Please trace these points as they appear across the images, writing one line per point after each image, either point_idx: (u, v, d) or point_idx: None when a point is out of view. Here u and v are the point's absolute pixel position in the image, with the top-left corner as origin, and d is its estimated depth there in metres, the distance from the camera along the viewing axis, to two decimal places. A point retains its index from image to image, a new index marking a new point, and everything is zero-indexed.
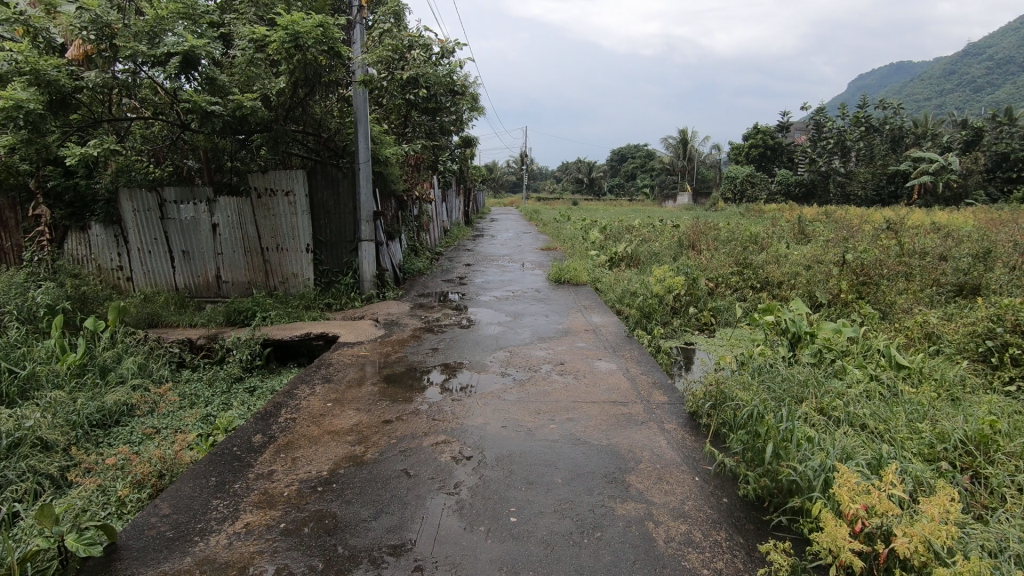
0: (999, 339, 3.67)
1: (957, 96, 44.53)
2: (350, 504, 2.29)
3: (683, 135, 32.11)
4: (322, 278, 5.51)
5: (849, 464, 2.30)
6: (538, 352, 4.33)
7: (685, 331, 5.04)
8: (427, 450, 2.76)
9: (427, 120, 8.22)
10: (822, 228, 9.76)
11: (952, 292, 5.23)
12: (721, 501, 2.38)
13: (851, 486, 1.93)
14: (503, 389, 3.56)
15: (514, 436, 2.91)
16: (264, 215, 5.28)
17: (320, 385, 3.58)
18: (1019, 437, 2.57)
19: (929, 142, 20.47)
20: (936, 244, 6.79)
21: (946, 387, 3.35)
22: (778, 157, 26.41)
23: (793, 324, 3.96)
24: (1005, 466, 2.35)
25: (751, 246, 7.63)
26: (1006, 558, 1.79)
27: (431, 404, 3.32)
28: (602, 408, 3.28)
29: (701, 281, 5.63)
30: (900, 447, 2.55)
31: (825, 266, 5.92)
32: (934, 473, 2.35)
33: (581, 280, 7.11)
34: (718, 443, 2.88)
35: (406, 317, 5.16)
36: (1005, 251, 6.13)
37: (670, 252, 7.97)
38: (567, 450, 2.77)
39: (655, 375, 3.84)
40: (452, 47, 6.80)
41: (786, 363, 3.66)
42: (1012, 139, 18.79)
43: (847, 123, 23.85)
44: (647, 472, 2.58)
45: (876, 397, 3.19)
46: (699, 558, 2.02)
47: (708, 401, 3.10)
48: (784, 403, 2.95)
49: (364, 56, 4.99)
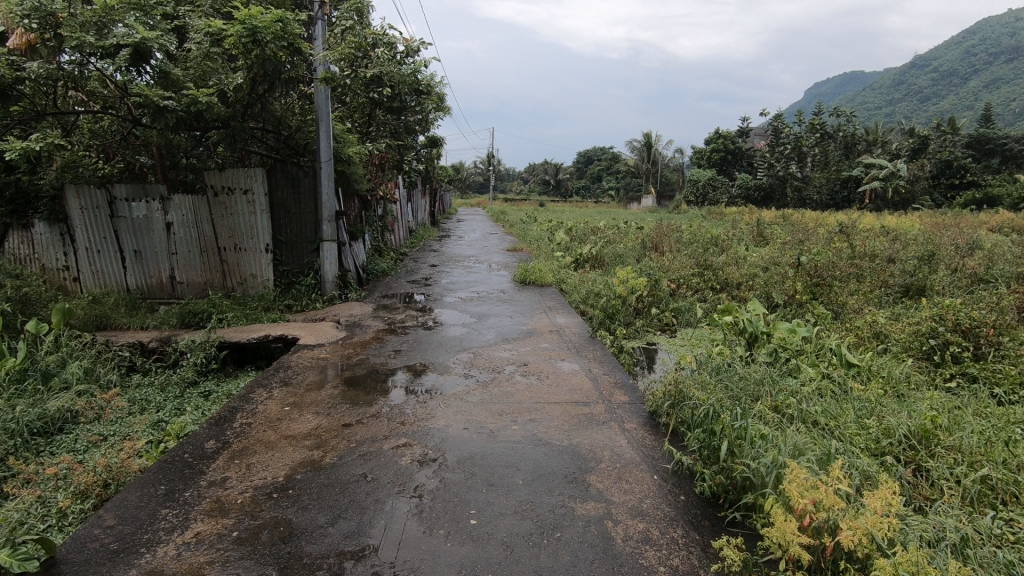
0: (941, 338, 3.88)
1: (906, 107, 46.82)
2: (306, 510, 2.24)
3: (647, 139, 32.69)
4: (282, 279, 5.41)
5: (800, 460, 2.37)
6: (501, 352, 4.35)
7: (647, 331, 5.12)
8: (388, 453, 2.72)
9: (392, 120, 8.22)
10: (778, 231, 10.06)
11: (900, 292, 5.48)
12: (679, 499, 2.43)
13: (801, 482, 1.99)
14: (466, 390, 3.55)
15: (476, 437, 2.91)
16: (221, 214, 5.14)
17: (278, 388, 3.50)
18: (958, 431, 2.72)
19: (879, 148, 21.37)
20: (883, 246, 7.09)
21: (892, 384, 3.51)
22: (738, 161, 27.18)
23: (750, 324, 4.08)
24: (945, 459, 2.48)
25: (712, 248, 7.81)
26: (944, 548, 1.87)
27: (393, 407, 3.28)
28: (564, 409, 3.31)
29: (663, 282, 5.74)
30: (849, 442, 2.65)
31: (781, 267, 6.13)
32: (879, 467, 2.44)
33: (546, 280, 7.17)
34: (676, 442, 2.93)
35: (369, 318, 5.10)
36: (948, 254, 6.46)
37: (634, 253, 8.12)
38: (528, 451, 2.77)
39: (617, 376, 3.88)
40: (417, 47, 6.77)
41: (743, 362, 3.78)
42: (955, 148, 19.79)
43: (803, 130, 24.66)
44: (608, 472, 2.61)
45: (828, 394, 3.30)
46: (657, 556, 2.05)
47: (667, 400, 3.16)
48: (741, 402, 3.02)
49: (326, 52, 4.99)
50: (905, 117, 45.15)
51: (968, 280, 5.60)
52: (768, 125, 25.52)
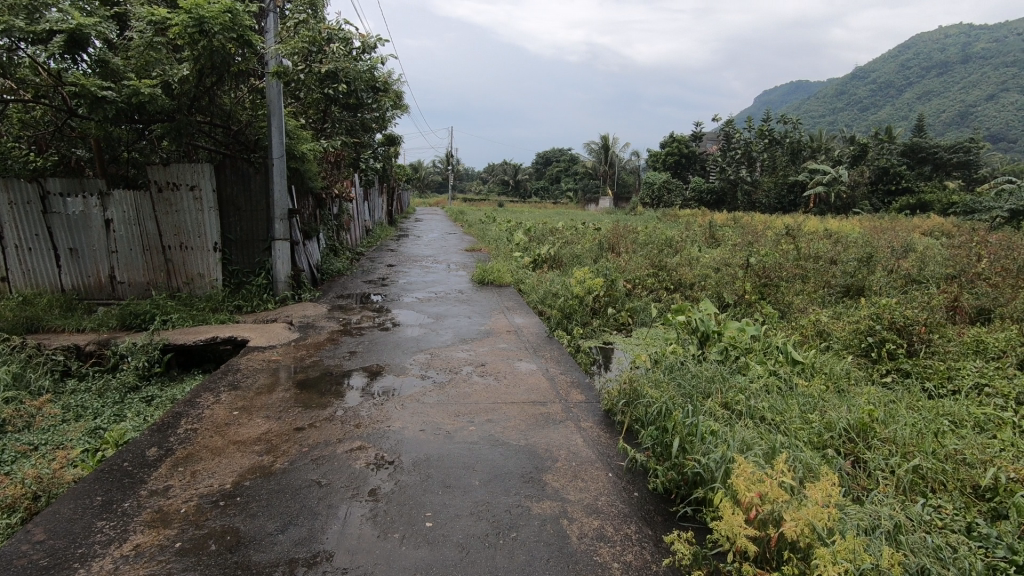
0: (878, 336, 4.09)
1: (847, 116, 49.22)
2: (255, 517, 2.17)
3: (604, 142, 33.18)
4: (231, 279, 5.23)
5: (747, 454, 2.45)
6: (459, 353, 4.33)
7: (603, 331, 5.19)
8: (341, 457, 2.67)
9: (348, 117, 8.06)
10: (729, 233, 10.38)
11: (842, 292, 5.75)
12: (632, 495, 2.48)
13: (748, 476, 2.08)
14: (423, 392, 3.52)
15: (432, 439, 2.88)
16: (165, 211, 4.93)
17: (226, 392, 3.37)
18: (892, 424, 2.88)
19: (823, 155, 22.37)
20: (826, 248, 7.42)
21: (833, 380, 3.68)
22: (691, 165, 27.92)
23: (702, 324, 4.19)
24: (880, 451, 2.62)
25: (666, 250, 8.00)
26: (879, 535, 1.97)
27: (348, 409, 3.22)
28: (522, 409, 3.32)
29: (619, 283, 5.84)
30: (793, 436, 2.76)
31: (731, 268, 6.33)
32: (821, 459, 2.55)
33: (504, 280, 7.19)
34: (630, 439, 2.99)
35: (324, 319, 4.99)
36: (885, 256, 6.82)
37: (591, 254, 8.22)
38: (485, 452, 2.77)
39: (573, 375, 3.92)
40: (374, 43, 6.68)
41: (695, 360, 3.89)
42: (891, 155, 20.90)
43: (752, 136, 25.55)
44: (564, 471, 2.63)
45: (774, 390, 3.44)
46: (610, 552, 2.08)
47: (622, 398, 3.22)
48: (693, 399, 3.11)
49: (279, 46, 4.84)
50: (847, 125, 47.45)
51: (902, 281, 5.93)
52: (720, 130, 26.33)
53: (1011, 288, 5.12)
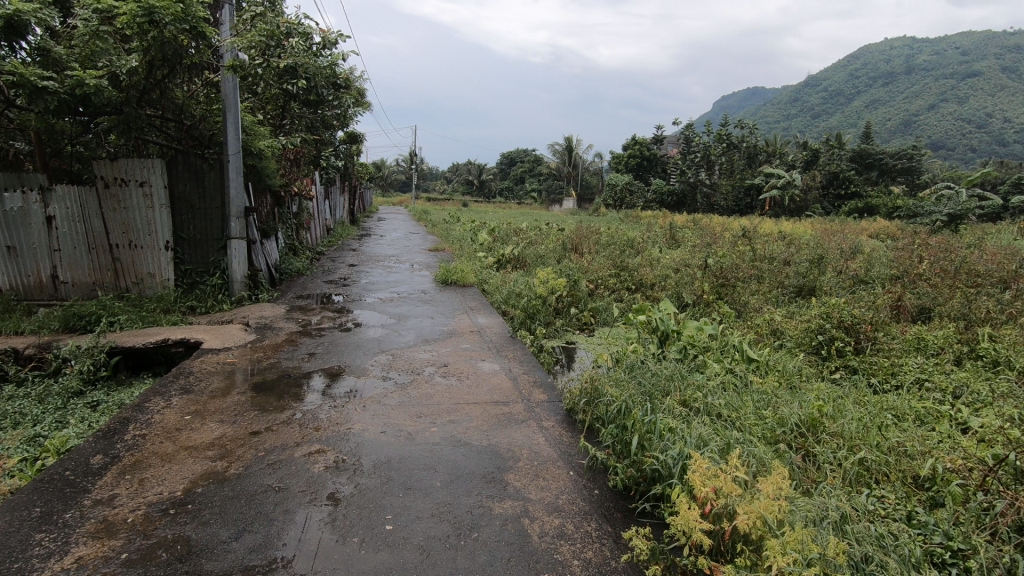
0: (828, 334, 4.25)
1: (800, 123, 51.07)
2: (207, 525, 2.10)
3: (568, 143, 33.46)
4: (184, 278, 5.06)
5: (704, 451, 2.51)
6: (421, 354, 4.29)
7: (566, 331, 5.23)
8: (299, 461, 2.61)
9: (308, 113, 7.89)
10: (689, 235, 10.64)
11: (795, 292, 5.96)
12: (592, 493, 2.51)
13: (703, 471, 2.12)
14: (384, 393, 3.47)
15: (393, 441, 2.85)
16: (113, 208, 4.73)
17: (178, 396, 3.25)
18: (840, 419, 3.00)
19: (777, 159, 23.15)
20: (781, 250, 7.68)
21: (786, 377, 3.81)
22: (653, 167, 28.46)
23: (662, 323, 4.28)
24: (829, 445, 2.73)
25: (628, 250, 8.13)
26: (826, 526, 2.05)
27: (306, 412, 3.15)
28: (484, 409, 3.32)
29: (582, 283, 5.90)
30: (748, 432, 2.85)
31: (690, 268, 6.49)
32: (773, 454, 2.64)
33: (468, 280, 7.17)
34: (591, 437, 3.03)
35: (282, 320, 4.87)
36: (835, 258, 7.10)
37: (554, 254, 8.28)
38: (447, 453, 2.75)
39: (536, 375, 3.94)
40: (336, 39, 6.57)
41: (655, 359, 3.97)
42: (841, 161, 21.79)
43: (711, 140, 26.23)
44: (525, 470, 2.64)
45: (730, 387, 3.54)
46: (570, 550, 2.11)
47: (583, 397, 3.26)
48: (652, 397, 3.17)
49: (234, 39, 4.70)
50: (800, 132, 49.22)
51: (850, 281, 6.19)
52: (679, 134, 26.92)
53: (949, 288, 5.41)
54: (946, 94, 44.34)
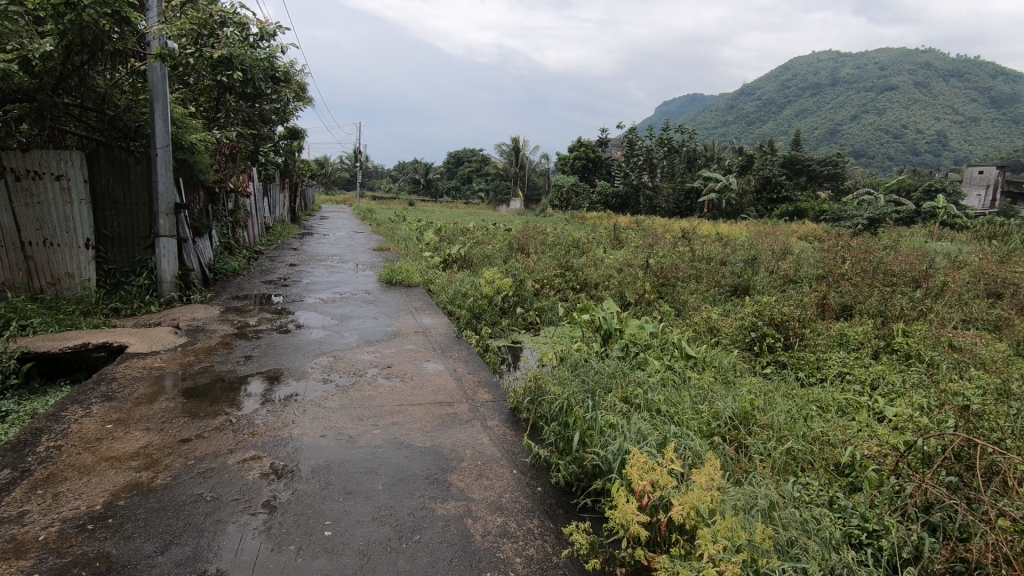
0: (760, 332, 4.48)
1: (737, 129, 53.33)
2: (130, 539, 1.98)
3: (515, 144, 33.68)
4: (106, 279, 4.75)
5: (642, 445, 2.58)
6: (364, 355, 4.21)
7: (512, 330, 5.26)
8: (233, 468, 2.50)
9: (245, 107, 7.59)
10: (632, 236, 10.91)
11: (730, 291, 6.22)
12: (536, 490, 2.54)
13: (640, 465, 2.18)
14: (325, 396, 3.38)
15: (333, 445, 2.78)
16: (25, 202, 4.38)
17: (99, 404, 3.05)
18: (770, 411, 3.16)
19: (715, 164, 24.11)
20: (717, 250, 8.00)
21: (721, 372, 3.98)
22: (598, 169, 29.01)
23: (605, 322, 4.40)
24: (759, 437, 2.86)
25: (573, 251, 8.27)
26: (755, 513, 2.15)
27: (241, 418, 3.02)
28: (428, 410, 3.29)
29: (528, 283, 5.95)
30: (685, 426, 2.96)
31: (633, 268, 6.66)
32: (708, 446, 2.75)
33: (413, 281, 7.08)
34: (535, 436, 3.06)
35: (216, 322, 4.65)
36: (767, 258, 7.47)
37: (500, 254, 8.31)
38: (389, 455, 2.71)
39: (480, 374, 3.95)
40: (273, 31, 6.35)
41: (598, 357, 4.06)
42: (773, 166, 22.91)
43: (653, 143, 27.00)
44: (469, 470, 2.64)
45: (669, 383, 3.65)
46: (513, 548, 2.12)
47: (527, 396, 3.29)
48: (595, 395, 3.23)
49: (162, 26, 4.45)
50: (736, 138, 51.48)
51: (781, 281, 6.52)
52: (624, 137, 27.56)
53: (868, 287, 5.80)
54: (867, 105, 47.46)
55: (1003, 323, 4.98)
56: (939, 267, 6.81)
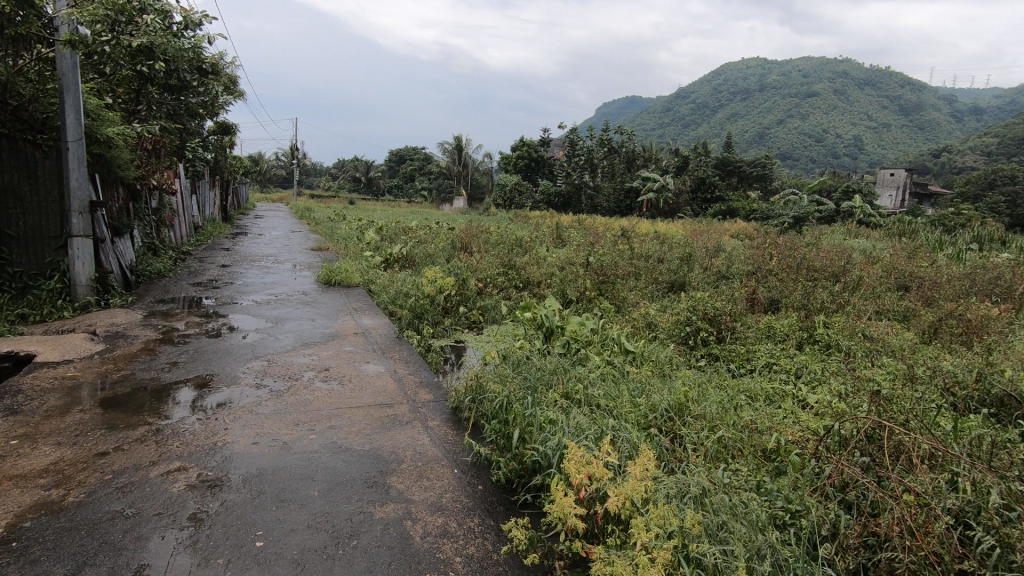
0: (694, 326, 4.67)
1: (673, 131, 55.26)
2: (37, 564, 1.84)
3: (458, 143, 33.54)
4: (12, 283, 4.37)
5: (581, 439, 2.63)
6: (300, 358, 4.07)
7: (455, 330, 5.23)
8: (156, 481, 2.36)
9: (170, 100, 7.18)
10: (574, 234, 11.09)
11: (667, 287, 6.44)
12: (476, 489, 2.53)
13: (577, 458, 2.21)
14: (257, 402, 3.25)
15: (266, 452, 2.67)
16: None
17: (1, 419, 2.81)
18: (703, 402, 3.30)
19: (653, 165, 24.87)
20: (655, 248, 8.26)
21: (658, 365, 4.11)
22: (540, 169, 29.32)
23: (547, 319, 4.47)
24: (693, 427, 2.98)
25: (516, 250, 8.31)
26: (688, 501, 2.23)
27: (165, 427, 2.86)
28: (367, 412, 3.22)
29: (470, 282, 5.93)
30: (624, 419, 3.03)
31: (574, 266, 6.76)
32: (644, 437, 2.83)
33: (353, 281, 6.92)
34: (476, 434, 3.06)
35: (138, 327, 4.38)
36: (701, 255, 7.78)
37: (443, 253, 8.25)
38: (326, 460, 2.64)
39: (421, 375, 3.90)
40: (199, 20, 6.04)
41: (540, 354, 4.10)
42: (707, 167, 23.88)
43: (594, 144, 27.55)
44: (408, 471, 2.60)
45: (609, 377, 3.74)
46: (453, 547, 2.11)
47: (468, 395, 3.29)
48: (536, 392, 3.26)
49: (72, 10, 4.15)
50: (672, 139, 53.28)
51: (715, 277, 6.80)
52: (565, 137, 27.99)
53: (792, 282, 6.14)
54: (792, 111, 50.24)
55: (910, 313, 5.39)
56: (855, 263, 7.28)
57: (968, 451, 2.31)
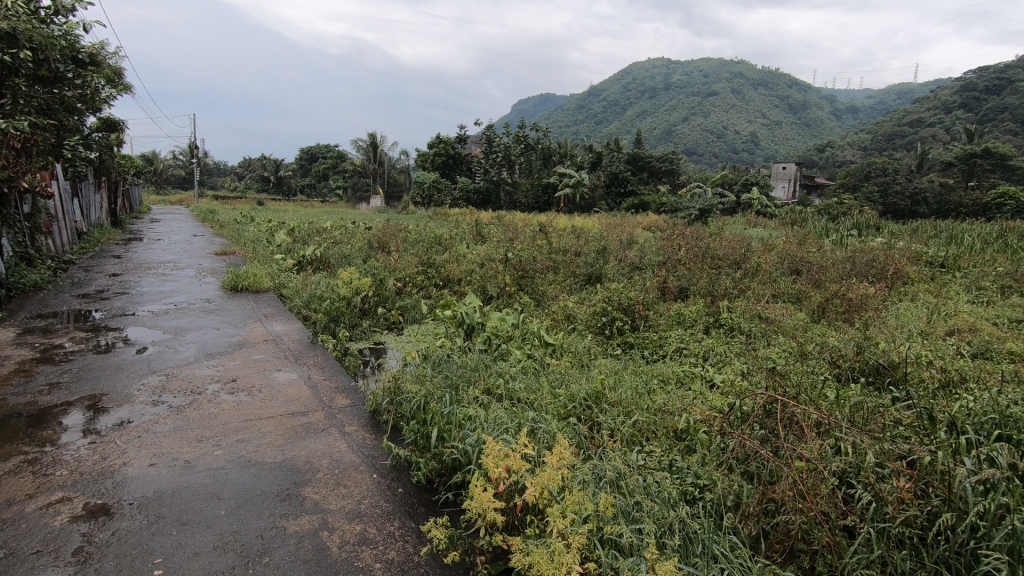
0: (610, 316, 4.83)
1: (587, 128, 56.83)
2: None
3: (372, 140, 32.64)
4: None
5: (500, 433, 2.64)
6: (203, 370, 3.80)
7: (373, 331, 5.10)
8: (34, 515, 2.13)
9: (41, 93, 6.49)
10: (494, 230, 11.13)
11: (584, 280, 6.62)
12: (397, 492, 2.48)
13: (496, 452, 2.21)
14: (155, 420, 3.00)
15: (165, 473, 2.48)
16: None
17: None
18: (619, 389, 3.42)
19: (568, 161, 25.44)
20: (572, 242, 8.46)
21: (577, 356, 4.21)
22: (458, 166, 29.19)
23: (467, 317, 4.46)
24: (609, 413, 3.08)
25: (435, 248, 8.21)
26: (604, 484, 2.30)
27: (45, 455, 2.58)
28: (279, 422, 3.06)
29: (388, 282, 5.80)
30: (543, 410, 3.09)
31: (493, 263, 6.79)
32: (564, 427, 2.89)
33: (263, 285, 6.56)
34: (395, 437, 2.99)
35: (9, 347, 3.92)
36: (615, 248, 8.05)
37: (360, 254, 8.00)
38: (233, 475, 2.48)
39: (338, 380, 3.76)
40: (71, 4, 5.51)
41: (461, 351, 4.08)
42: (620, 163, 24.75)
43: (510, 140, 27.79)
44: (324, 481, 2.51)
45: (530, 371, 3.79)
46: (373, 554, 2.06)
47: (387, 397, 3.21)
48: (457, 389, 3.24)
49: None
50: (586, 136, 54.77)
51: (629, 268, 7.07)
52: (482, 134, 28.03)
53: (699, 271, 6.50)
54: (695, 109, 53.13)
55: (802, 295, 5.86)
56: (753, 250, 7.81)
57: (849, 417, 2.54)
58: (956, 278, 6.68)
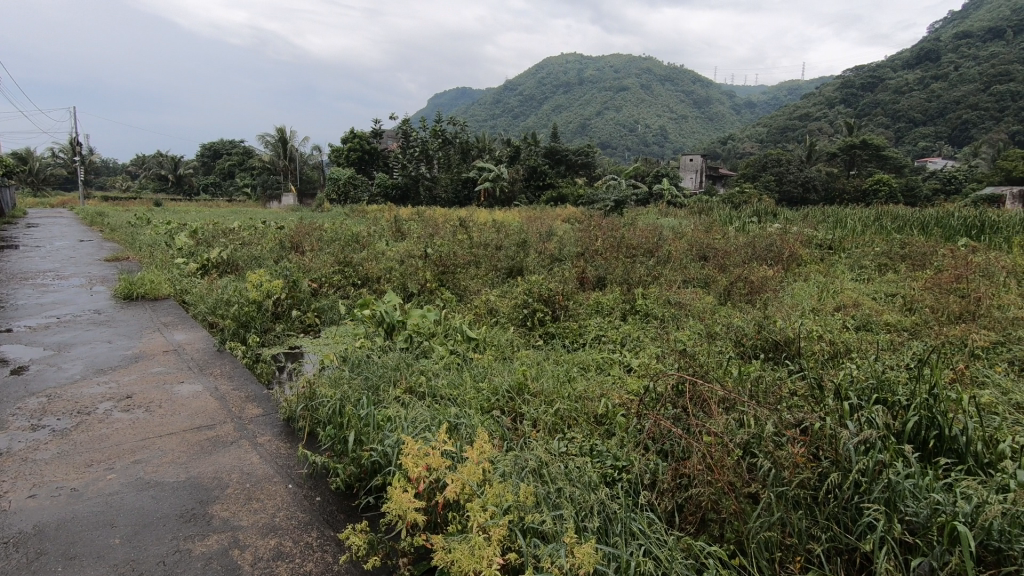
0: (531, 307, 4.87)
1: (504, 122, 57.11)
2: None
3: (280, 135, 31.06)
4: None
5: (421, 431, 2.59)
6: (92, 388, 3.47)
7: (288, 335, 4.86)
8: None
9: None
10: (414, 226, 10.92)
11: (505, 273, 6.65)
12: (314, 501, 2.38)
13: (414, 451, 2.17)
14: (34, 446, 2.70)
15: (47, 503, 2.23)
16: None
17: None
18: (541, 379, 3.46)
19: (486, 155, 25.43)
20: (493, 236, 8.47)
21: (500, 349, 4.22)
22: (375, 161, 28.41)
23: (387, 316, 4.35)
24: (531, 404, 3.11)
25: (352, 246, 7.93)
26: (526, 473, 2.31)
27: None
28: (182, 438, 2.85)
29: (302, 283, 5.54)
30: (466, 405, 3.07)
31: (413, 259, 6.66)
32: (487, 420, 2.90)
33: (162, 293, 6.07)
34: (312, 443, 2.87)
35: None
36: (535, 240, 8.14)
37: (271, 255, 7.59)
38: (129, 500, 2.28)
39: (248, 389, 3.55)
40: None
41: (382, 351, 3.98)
42: (537, 157, 25.05)
43: (427, 134, 27.38)
44: (235, 496, 2.36)
45: (453, 366, 3.76)
46: (289, 568, 1.96)
47: (301, 403, 3.07)
48: (377, 390, 3.16)
49: None
50: (504, 130, 55.07)
51: (549, 259, 7.17)
52: (398, 129, 27.42)
53: (615, 260, 6.70)
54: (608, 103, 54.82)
55: (710, 279, 6.20)
56: (665, 239, 8.16)
57: (751, 392, 2.71)
58: (842, 258, 7.32)
